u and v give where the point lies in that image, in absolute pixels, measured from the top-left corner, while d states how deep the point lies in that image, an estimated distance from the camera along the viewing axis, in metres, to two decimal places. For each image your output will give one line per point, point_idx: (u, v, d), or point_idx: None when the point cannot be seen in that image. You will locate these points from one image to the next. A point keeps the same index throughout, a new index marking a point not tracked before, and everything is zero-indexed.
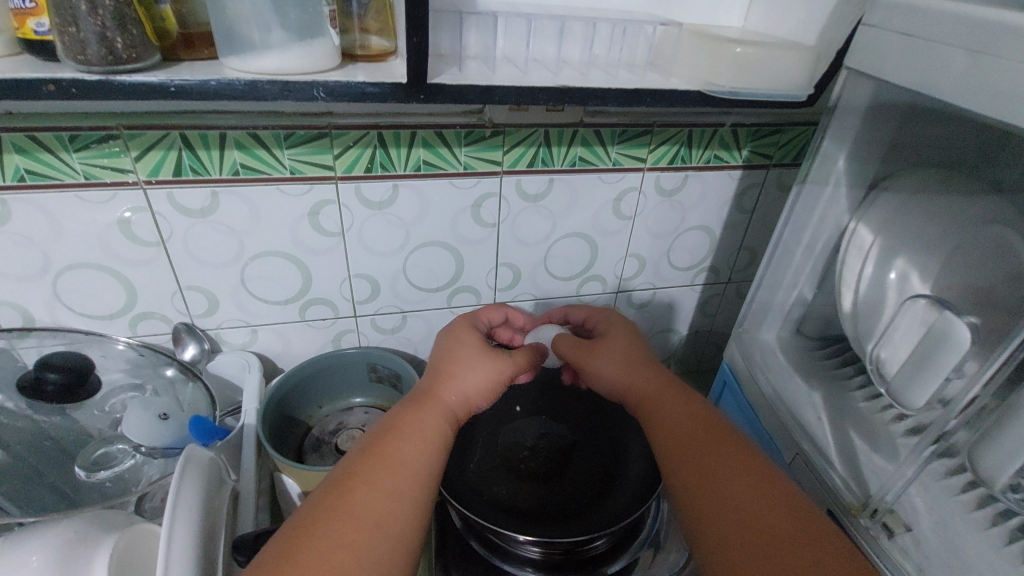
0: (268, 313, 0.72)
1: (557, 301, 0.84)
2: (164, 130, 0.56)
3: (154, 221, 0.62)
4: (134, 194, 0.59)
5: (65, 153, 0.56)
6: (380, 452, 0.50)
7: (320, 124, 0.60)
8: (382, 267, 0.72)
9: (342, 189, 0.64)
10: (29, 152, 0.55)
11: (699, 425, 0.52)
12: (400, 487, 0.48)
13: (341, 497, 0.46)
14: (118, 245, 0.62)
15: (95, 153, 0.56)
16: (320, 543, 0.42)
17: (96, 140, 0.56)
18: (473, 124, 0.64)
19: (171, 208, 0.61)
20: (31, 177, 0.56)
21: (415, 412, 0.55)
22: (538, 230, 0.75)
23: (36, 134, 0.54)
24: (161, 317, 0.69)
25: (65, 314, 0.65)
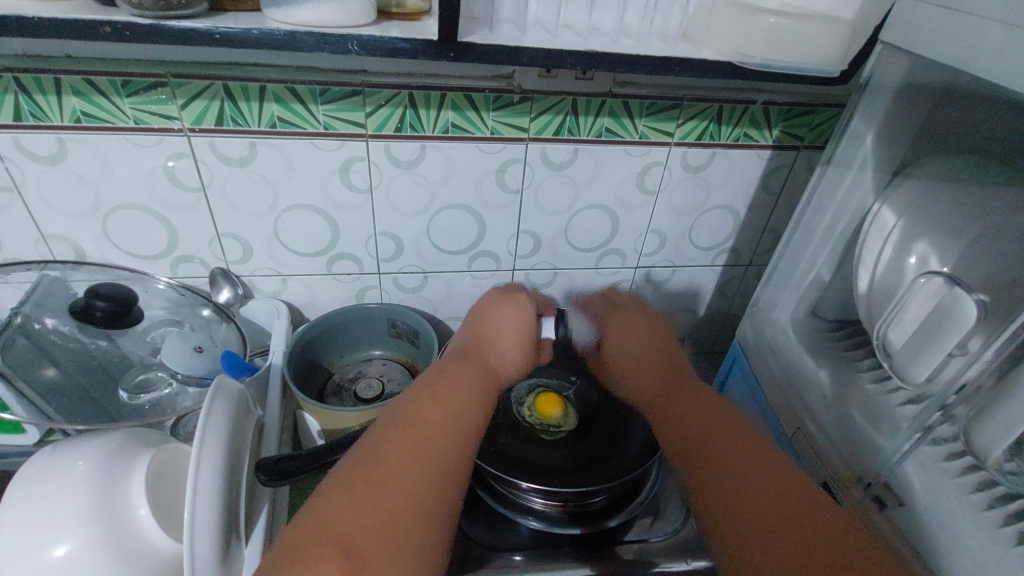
0: (298, 263, 0.75)
1: (575, 273, 0.85)
2: (209, 81, 0.59)
3: (196, 167, 0.65)
4: (178, 140, 0.63)
5: (117, 97, 0.59)
6: (428, 400, 0.51)
7: (356, 82, 0.62)
8: (407, 226, 0.75)
9: (372, 147, 0.67)
10: (83, 95, 0.58)
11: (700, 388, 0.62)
12: (448, 432, 0.49)
13: (382, 450, 0.45)
14: (162, 188, 0.66)
15: (144, 100, 0.60)
16: (389, 466, 0.44)
17: (146, 87, 0.59)
18: (502, 89, 0.65)
19: (212, 155, 0.64)
20: (85, 118, 0.60)
21: (453, 375, 0.56)
22: (561, 199, 0.76)
23: (92, 78, 0.58)
24: (199, 261, 0.73)
25: (113, 251, 0.70)
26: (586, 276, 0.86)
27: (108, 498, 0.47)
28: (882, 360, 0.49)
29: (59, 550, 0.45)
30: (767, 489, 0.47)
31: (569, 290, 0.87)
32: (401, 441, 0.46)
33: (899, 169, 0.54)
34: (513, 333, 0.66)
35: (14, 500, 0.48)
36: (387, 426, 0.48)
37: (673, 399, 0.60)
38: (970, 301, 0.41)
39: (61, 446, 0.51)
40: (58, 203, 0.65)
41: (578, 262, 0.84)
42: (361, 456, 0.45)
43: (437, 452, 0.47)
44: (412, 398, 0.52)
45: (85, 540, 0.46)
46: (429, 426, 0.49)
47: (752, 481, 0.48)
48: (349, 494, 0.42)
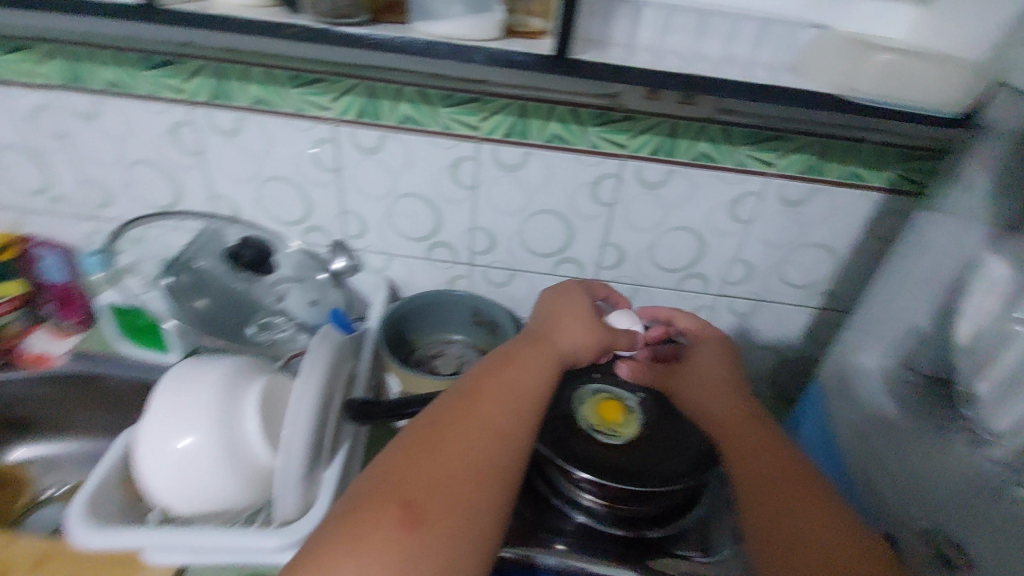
0: (404, 246, 0.85)
1: (656, 291, 0.86)
2: (359, 81, 0.70)
3: (334, 151, 0.76)
4: (324, 128, 0.74)
5: (287, 87, 0.72)
6: (487, 384, 0.55)
7: (475, 90, 0.69)
8: (502, 224, 0.81)
9: (481, 149, 0.74)
10: (263, 84, 0.72)
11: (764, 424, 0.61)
12: (504, 415, 0.53)
13: (438, 427, 0.50)
14: (306, 166, 0.78)
15: (307, 91, 0.72)
16: (442, 442, 0.49)
17: (310, 81, 0.71)
18: (606, 106, 0.69)
19: (349, 143, 0.75)
20: (261, 103, 0.74)
21: (513, 366, 0.58)
22: (650, 217, 0.78)
23: (273, 70, 0.71)
24: (324, 231, 0.85)
25: (260, 215, 0.84)
26: (666, 296, 0.87)
27: (222, 416, 0.57)
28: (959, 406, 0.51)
29: (183, 441, 0.56)
30: (819, 531, 0.48)
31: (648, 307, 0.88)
32: (455, 421, 0.51)
33: (1015, 222, 0.48)
34: (578, 329, 0.64)
35: (158, 393, 0.60)
36: (448, 406, 0.53)
37: (743, 438, 0.60)
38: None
39: (197, 362, 0.62)
40: (228, 169, 0.80)
41: (660, 281, 0.85)
42: (419, 431, 0.50)
43: (490, 435, 0.51)
44: (472, 383, 0.55)
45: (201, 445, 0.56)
46: (485, 410, 0.52)
47: (806, 514, 0.49)
48: (408, 467, 0.47)
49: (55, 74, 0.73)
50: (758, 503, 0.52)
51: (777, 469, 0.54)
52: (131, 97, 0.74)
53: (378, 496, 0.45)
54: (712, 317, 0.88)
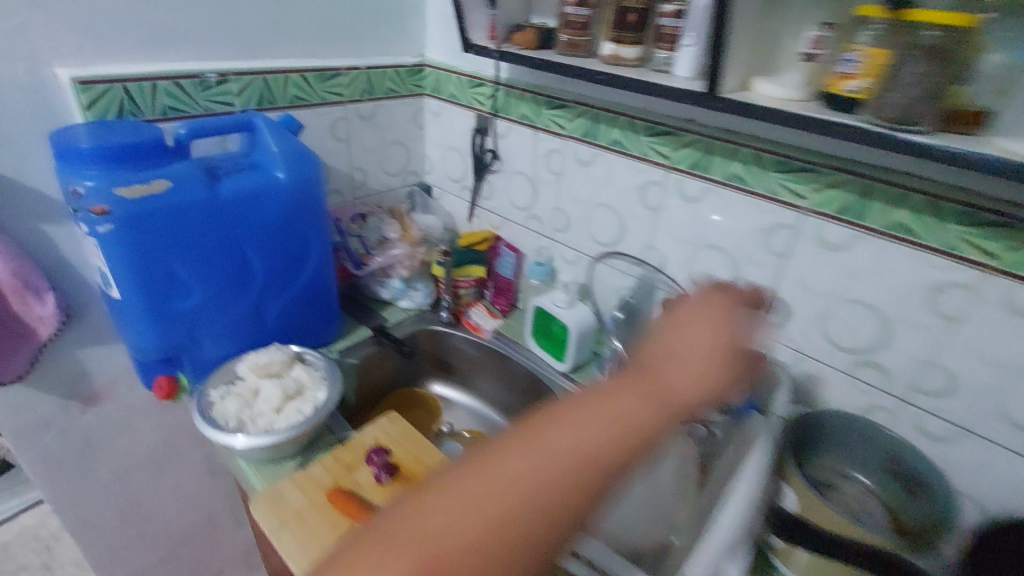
0: (591, 248, 0.98)
1: (819, 369, 0.77)
2: (584, 107, 0.88)
3: (560, 160, 0.96)
4: (557, 141, 0.95)
5: (539, 108, 0.95)
6: (585, 404, 0.41)
7: (683, 128, 0.79)
8: (676, 253, 0.86)
9: (668, 177, 0.83)
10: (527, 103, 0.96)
11: (612, 449, 0.39)
12: (572, 454, 0.38)
13: (515, 438, 0.39)
14: (540, 171, 1.00)
15: (554, 113, 0.93)
16: (496, 469, 0.37)
17: (558, 107, 0.92)
18: (791, 155, 0.70)
19: (571, 157, 0.94)
20: (522, 118, 0.99)
21: (617, 387, 0.43)
22: (831, 283, 0.72)
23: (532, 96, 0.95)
24: (537, 221, 1.05)
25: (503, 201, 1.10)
26: (831, 377, 0.76)
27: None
28: None
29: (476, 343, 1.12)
30: None
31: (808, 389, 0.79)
32: (535, 439, 0.39)
33: None
34: (704, 339, 0.46)
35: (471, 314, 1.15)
36: (512, 433, 0.39)
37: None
38: None
39: None
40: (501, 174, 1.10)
41: (823, 363, 0.76)
42: (497, 450, 0.38)
43: (545, 483, 0.37)
44: (599, 396, 0.41)
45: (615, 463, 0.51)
46: (551, 463, 0.37)
47: None
48: (465, 481, 0.36)
49: (352, 93, 1.02)
50: None
51: (565, 457, 0.38)
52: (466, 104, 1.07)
53: (414, 501, 0.36)
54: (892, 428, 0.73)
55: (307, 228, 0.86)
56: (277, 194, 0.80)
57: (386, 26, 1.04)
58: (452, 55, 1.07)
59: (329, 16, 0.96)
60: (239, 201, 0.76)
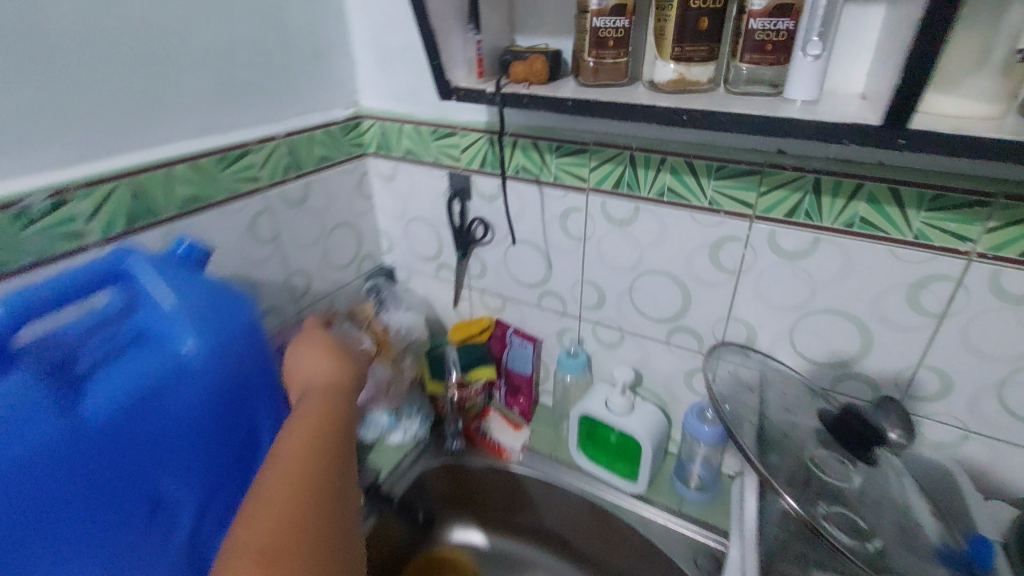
0: (641, 324, 0.76)
1: (991, 441, 0.60)
2: (619, 150, 0.65)
3: (584, 221, 0.73)
4: (578, 197, 0.71)
5: (549, 156, 0.70)
6: (299, 411, 0.50)
7: (775, 163, 0.57)
8: (770, 320, 0.66)
9: (754, 229, 0.62)
10: (527, 152, 0.72)
11: (334, 416, 0.50)
12: (310, 436, 0.46)
13: (271, 469, 0.42)
14: (556, 236, 0.76)
15: (570, 161, 0.69)
16: (260, 499, 0.40)
17: (575, 152, 0.68)
18: (949, 187, 0.50)
19: (601, 215, 0.71)
20: (523, 172, 0.74)
21: (309, 403, 0.51)
22: (1011, 342, 0.54)
23: (538, 142, 0.70)
24: (559, 297, 0.81)
25: (505, 276, 0.85)
26: (1008, 451, 0.60)
27: None
28: None
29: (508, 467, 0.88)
30: None
31: (975, 463, 0.62)
32: (294, 442, 0.45)
33: None
34: (319, 354, 0.59)
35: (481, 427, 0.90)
36: (274, 460, 0.43)
37: None
38: None
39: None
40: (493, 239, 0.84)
41: (998, 434, 0.59)
42: (272, 482, 0.41)
43: (302, 466, 0.43)
44: (301, 403, 0.51)
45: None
46: (302, 450, 0.44)
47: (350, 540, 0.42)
48: (261, 524, 0.38)
49: (271, 174, 0.72)
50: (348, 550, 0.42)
51: (302, 459, 0.43)
52: (431, 161, 0.81)
53: None
54: None
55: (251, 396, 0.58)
56: (186, 373, 0.51)
57: (300, 72, 0.74)
58: (401, 99, 0.80)
59: (228, 70, 0.65)
60: (127, 409, 0.48)
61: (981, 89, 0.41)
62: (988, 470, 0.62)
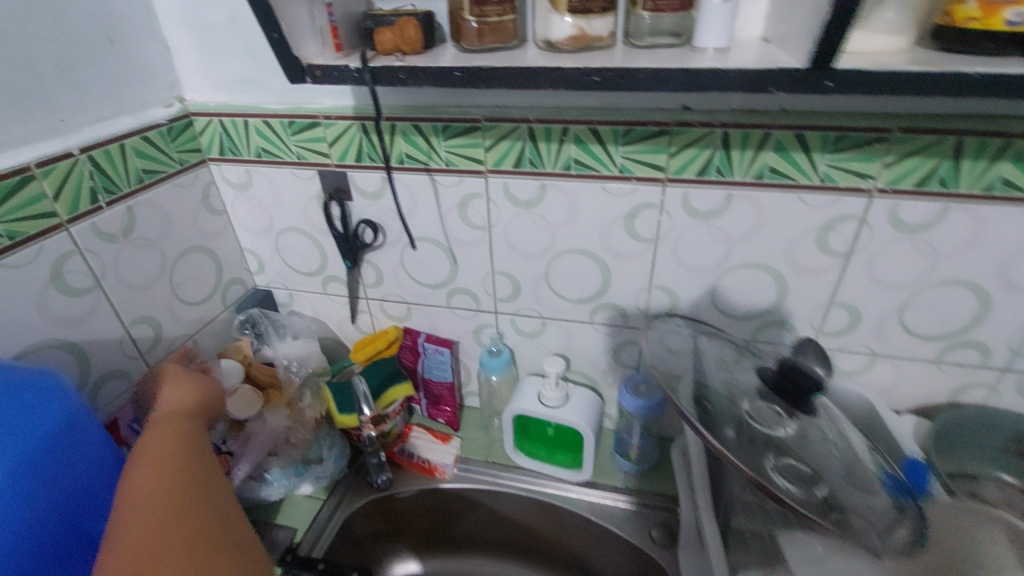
0: (563, 309, 0.71)
1: (903, 363, 0.64)
2: (515, 123, 0.58)
3: (486, 207, 0.65)
4: (476, 181, 0.63)
5: (436, 139, 0.61)
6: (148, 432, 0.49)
7: (681, 121, 0.54)
8: (691, 285, 0.64)
9: (667, 193, 0.58)
10: (409, 137, 0.62)
11: (195, 438, 0.50)
12: (170, 454, 0.46)
13: (130, 482, 0.43)
14: (456, 227, 0.67)
15: (459, 142, 0.61)
16: (125, 510, 0.40)
17: (464, 131, 0.60)
18: (849, 126, 0.50)
19: (504, 198, 0.63)
20: (408, 160, 0.64)
21: (160, 422, 0.51)
22: (908, 269, 0.57)
23: (420, 124, 0.61)
24: (470, 293, 0.73)
25: (404, 280, 0.75)
26: (916, 368, 0.64)
27: None
28: None
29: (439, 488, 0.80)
30: None
31: (886, 383, 0.66)
32: (152, 457, 0.45)
33: None
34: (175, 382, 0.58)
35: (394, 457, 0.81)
36: (133, 470, 0.44)
37: None
38: None
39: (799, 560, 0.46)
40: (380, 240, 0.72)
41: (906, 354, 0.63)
42: (137, 491, 0.42)
43: (168, 475, 0.44)
44: (150, 426, 0.50)
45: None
46: (165, 463, 0.45)
47: (248, 539, 0.44)
48: (132, 528, 0.39)
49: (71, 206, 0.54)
50: (242, 535, 0.44)
51: (164, 469, 0.44)
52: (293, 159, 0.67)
53: None
54: (989, 397, 0.64)
55: (84, 496, 0.47)
56: None
57: (91, 66, 0.56)
58: (239, 89, 0.65)
59: None
60: None
61: (888, 21, 0.40)
62: (898, 386, 0.66)
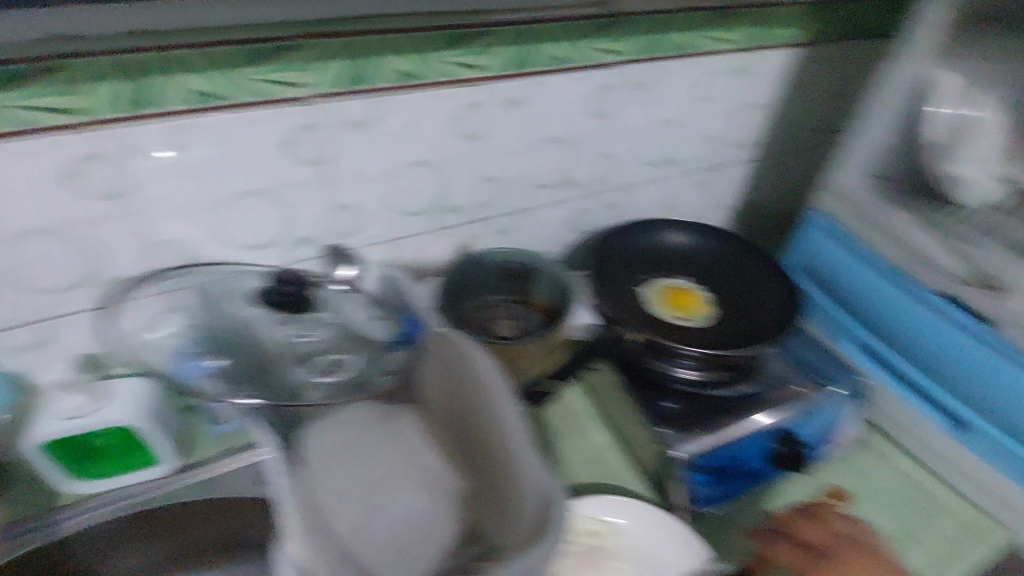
0: (407, 223, 0.74)
1: (645, 187, 0.91)
2: (334, 35, 0.57)
3: (314, 134, 0.62)
4: (298, 110, 0.59)
5: (241, 71, 0.55)
6: None
7: (516, 17, 0.64)
8: (508, 164, 0.76)
9: (484, 90, 0.68)
10: (202, 71, 0.54)
11: None
12: None
13: None
14: (278, 163, 0.62)
15: (270, 68, 0.56)
16: None
17: (273, 53, 0.56)
18: (598, 15, 0.68)
19: (331, 118, 0.61)
20: (201, 98, 0.55)
21: None
22: (638, 116, 0.81)
23: (213, 53, 0.53)
24: (311, 240, 0.69)
25: (221, 247, 0.64)
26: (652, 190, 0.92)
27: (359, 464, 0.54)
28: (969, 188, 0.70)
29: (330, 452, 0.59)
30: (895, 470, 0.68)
31: (638, 205, 0.93)
32: None
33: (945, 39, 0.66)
34: None
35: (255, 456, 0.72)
36: None
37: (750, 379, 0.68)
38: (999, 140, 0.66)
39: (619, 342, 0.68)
40: (158, 202, 0.58)
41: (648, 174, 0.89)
42: None
43: None
44: None
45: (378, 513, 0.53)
46: None
47: None
48: None
49: None
50: None
51: None
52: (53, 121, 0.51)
53: None
54: (689, 196, 0.97)
55: None
56: None
57: None
58: None
59: None
60: None
61: None
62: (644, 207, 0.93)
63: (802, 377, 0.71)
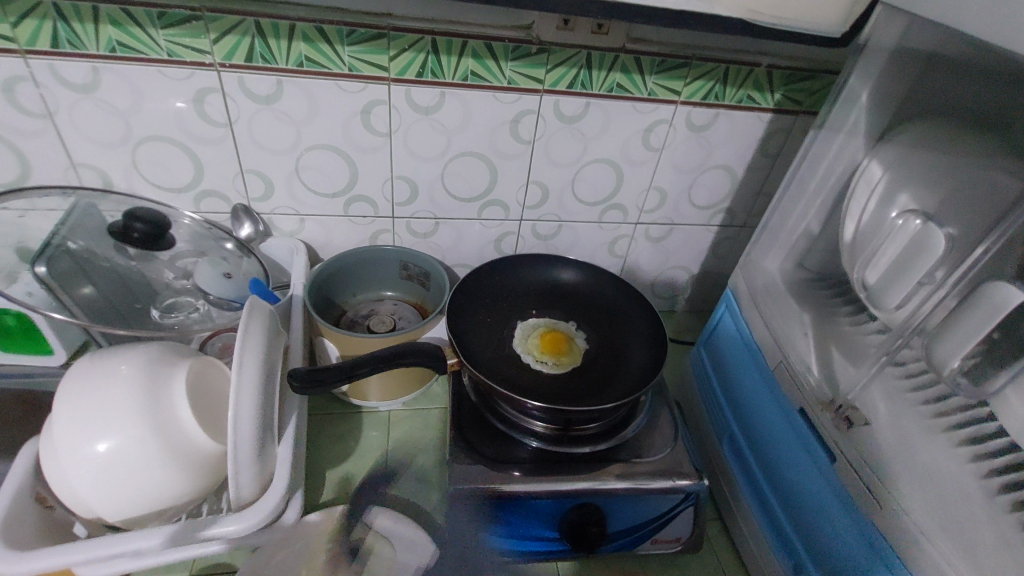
0: (316, 204, 0.79)
1: (579, 225, 0.89)
2: (240, 16, 0.62)
3: (223, 101, 0.68)
4: (208, 75, 0.65)
5: (152, 28, 0.61)
6: None
7: (435, 32, 0.66)
8: (422, 171, 0.78)
9: (393, 91, 0.69)
10: (119, 24, 0.61)
11: None
12: None
13: None
14: (192, 123, 0.69)
15: (179, 32, 0.62)
16: None
17: (182, 19, 0.61)
18: (521, 39, 0.67)
19: (239, 90, 0.67)
20: (120, 49, 0.62)
21: None
22: (570, 151, 0.79)
23: (130, 9, 0.60)
24: (221, 196, 0.77)
25: (140, 183, 0.74)
26: (588, 229, 0.90)
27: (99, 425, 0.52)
28: (860, 295, 0.56)
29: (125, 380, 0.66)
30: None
31: (569, 241, 0.91)
32: None
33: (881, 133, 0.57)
34: None
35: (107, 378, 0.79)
36: None
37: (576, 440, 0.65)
38: (940, 234, 0.49)
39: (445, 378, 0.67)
40: (89, 132, 0.68)
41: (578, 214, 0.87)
42: None
43: None
44: None
45: (126, 438, 0.52)
46: None
47: None
48: None
49: None
50: None
51: None
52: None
53: None
54: (630, 245, 0.93)
55: None
56: None
57: None
58: None
59: None
60: None
61: None
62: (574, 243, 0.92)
63: (651, 455, 0.66)
